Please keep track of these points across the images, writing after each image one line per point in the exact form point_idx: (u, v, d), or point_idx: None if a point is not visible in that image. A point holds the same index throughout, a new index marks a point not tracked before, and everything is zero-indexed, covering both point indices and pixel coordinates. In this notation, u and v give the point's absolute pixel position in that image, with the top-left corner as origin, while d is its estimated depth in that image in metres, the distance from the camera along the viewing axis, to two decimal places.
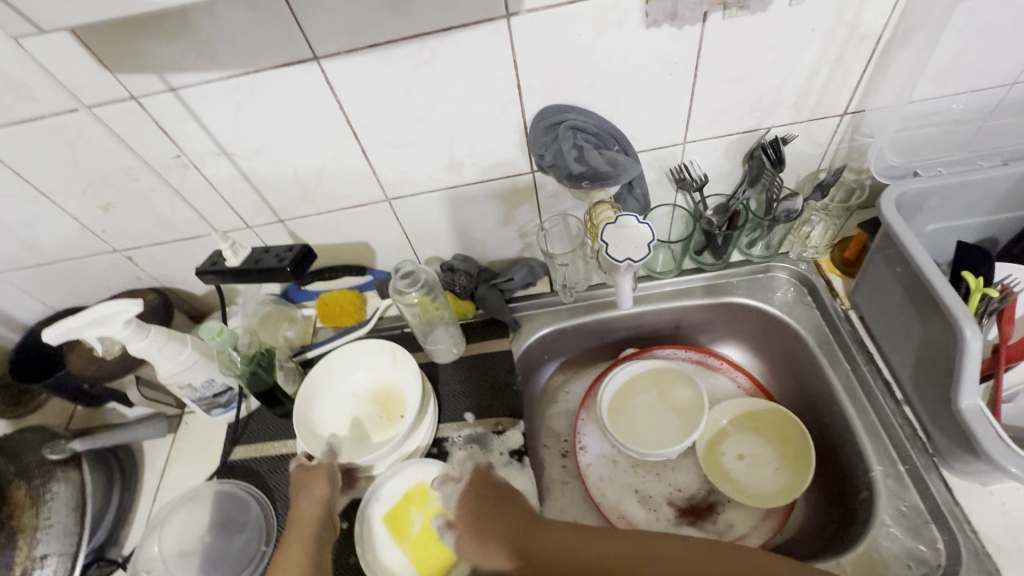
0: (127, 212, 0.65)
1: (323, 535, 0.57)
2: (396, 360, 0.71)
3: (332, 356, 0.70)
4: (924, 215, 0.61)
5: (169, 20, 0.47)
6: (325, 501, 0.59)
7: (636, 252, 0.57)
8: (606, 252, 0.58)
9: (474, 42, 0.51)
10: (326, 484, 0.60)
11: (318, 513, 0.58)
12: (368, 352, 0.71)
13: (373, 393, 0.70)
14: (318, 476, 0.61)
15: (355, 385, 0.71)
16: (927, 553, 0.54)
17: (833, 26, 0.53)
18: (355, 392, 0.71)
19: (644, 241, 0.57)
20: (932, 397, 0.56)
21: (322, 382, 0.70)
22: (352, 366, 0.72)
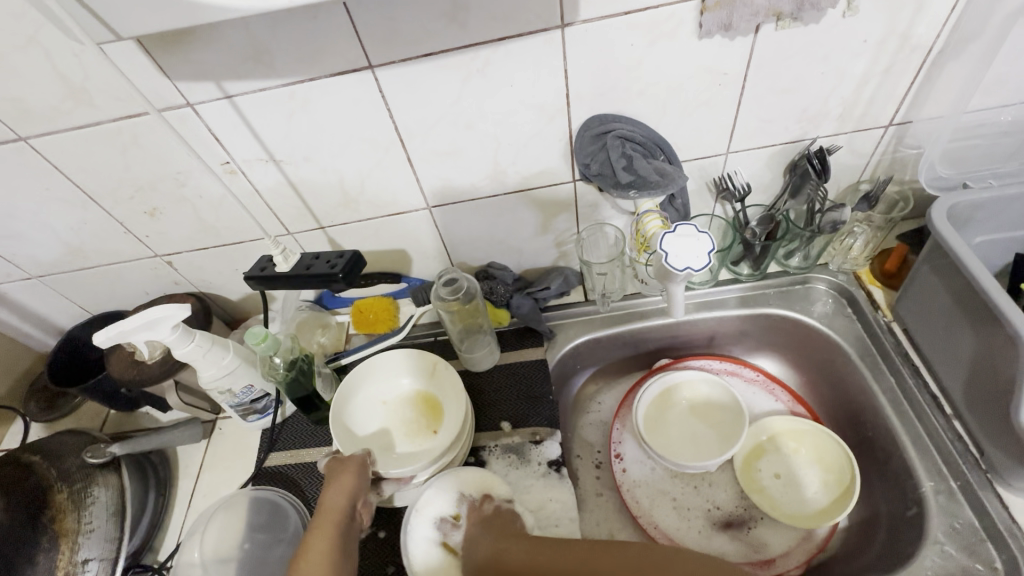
0: (172, 217, 0.66)
1: (346, 530, 0.53)
2: (434, 372, 0.71)
3: (372, 362, 0.70)
4: (973, 227, 0.60)
5: (232, 29, 0.47)
6: (353, 494, 0.56)
7: (697, 261, 0.54)
8: (665, 261, 0.54)
9: (528, 51, 0.52)
10: (355, 476, 0.57)
11: (344, 505, 0.54)
12: (406, 361, 0.71)
13: (404, 405, 0.69)
14: (348, 468, 0.58)
15: (386, 395, 0.71)
16: (984, 571, 0.53)
17: (885, 38, 0.53)
18: (385, 400, 0.70)
19: (705, 250, 0.54)
20: (986, 412, 0.56)
21: (356, 387, 0.70)
22: (389, 374, 0.71)
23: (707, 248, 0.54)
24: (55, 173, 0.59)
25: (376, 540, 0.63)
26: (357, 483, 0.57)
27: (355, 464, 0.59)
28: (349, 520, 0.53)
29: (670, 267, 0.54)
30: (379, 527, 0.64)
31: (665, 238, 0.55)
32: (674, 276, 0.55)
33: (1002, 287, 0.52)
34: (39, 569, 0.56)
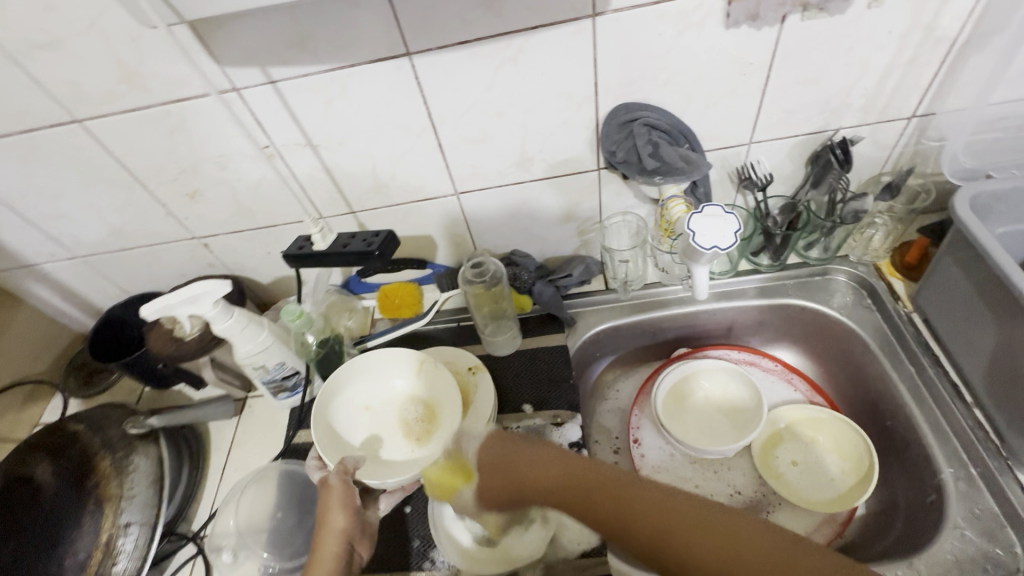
0: (212, 200, 0.69)
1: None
2: (419, 370, 0.70)
3: (354, 367, 0.70)
4: (995, 218, 0.61)
5: (280, 15, 0.50)
6: (346, 535, 0.54)
7: (723, 240, 0.55)
8: (692, 240, 0.56)
9: (560, 39, 0.54)
10: (343, 514, 0.55)
11: (339, 552, 0.53)
12: (395, 360, 0.71)
13: (390, 407, 0.69)
14: (333, 507, 0.55)
15: (368, 398, 0.70)
16: (1004, 556, 0.53)
17: (910, 29, 0.54)
18: (368, 406, 0.69)
19: (731, 230, 0.55)
20: (1010, 399, 0.56)
21: (340, 393, 0.68)
22: (373, 378, 0.71)
23: (735, 228, 0.56)
24: (105, 155, 0.62)
25: (402, 513, 0.65)
26: (347, 521, 0.55)
27: (342, 499, 0.56)
28: (345, 567, 0.52)
29: (695, 246, 0.55)
30: (404, 502, 0.66)
31: (692, 219, 0.56)
32: (700, 257, 0.57)
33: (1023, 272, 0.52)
34: (85, 530, 0.59)
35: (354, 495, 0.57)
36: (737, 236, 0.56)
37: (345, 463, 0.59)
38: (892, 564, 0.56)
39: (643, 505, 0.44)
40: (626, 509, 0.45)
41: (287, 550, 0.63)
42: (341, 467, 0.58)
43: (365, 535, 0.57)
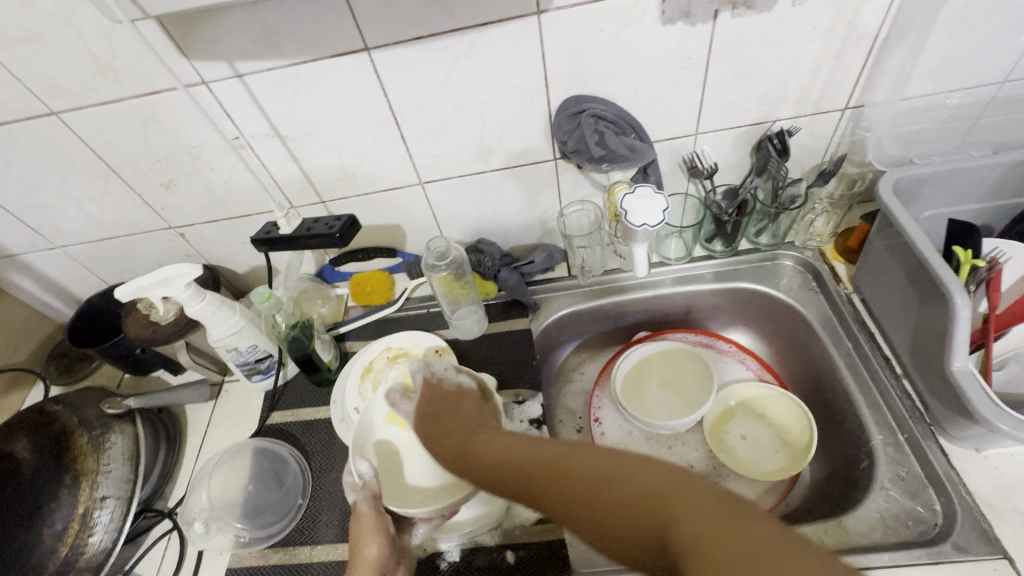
0: (186, 189, 0.72)
1: None
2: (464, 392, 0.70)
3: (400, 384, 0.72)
4: (920, 202, 0.66)
5: (243, 12, 0.53)
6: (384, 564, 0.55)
7: (653, 218, 0.61)
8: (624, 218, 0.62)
9: (509, 35, 0.57)
10: (379, 542, 0.56)
11: None
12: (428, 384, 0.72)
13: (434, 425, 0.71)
14: (367, 537, 0.56)
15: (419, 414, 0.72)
16: (925, 513, 0.57)
17: (834, 25, 0.58)
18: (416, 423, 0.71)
19: (660, 210, 0.61)
20: (927, 369, 0.60)
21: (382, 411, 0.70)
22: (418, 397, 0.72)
23: (662, 207, 0.61)
24: (82, 146, 0.65)
25: None
26: (381, 549, 0.56)
27: (376, 525, 0.58)
28: None
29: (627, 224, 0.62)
30: None
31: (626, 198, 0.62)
32: (635, 233, 0.63)
33: (945, 260, 0.55)
34: (62, 503, 0.61)
35: (385, 522, 0.59)
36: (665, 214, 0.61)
37: (368, 490, 0.60)
38: (825, 524, 0.60)
39: (535, 468, 0.47)
40: (523, 471, 0.48)
41: (258, 521, 0.66)
42: (367, 492, 0.60)
43: (401, 562, 0.57)
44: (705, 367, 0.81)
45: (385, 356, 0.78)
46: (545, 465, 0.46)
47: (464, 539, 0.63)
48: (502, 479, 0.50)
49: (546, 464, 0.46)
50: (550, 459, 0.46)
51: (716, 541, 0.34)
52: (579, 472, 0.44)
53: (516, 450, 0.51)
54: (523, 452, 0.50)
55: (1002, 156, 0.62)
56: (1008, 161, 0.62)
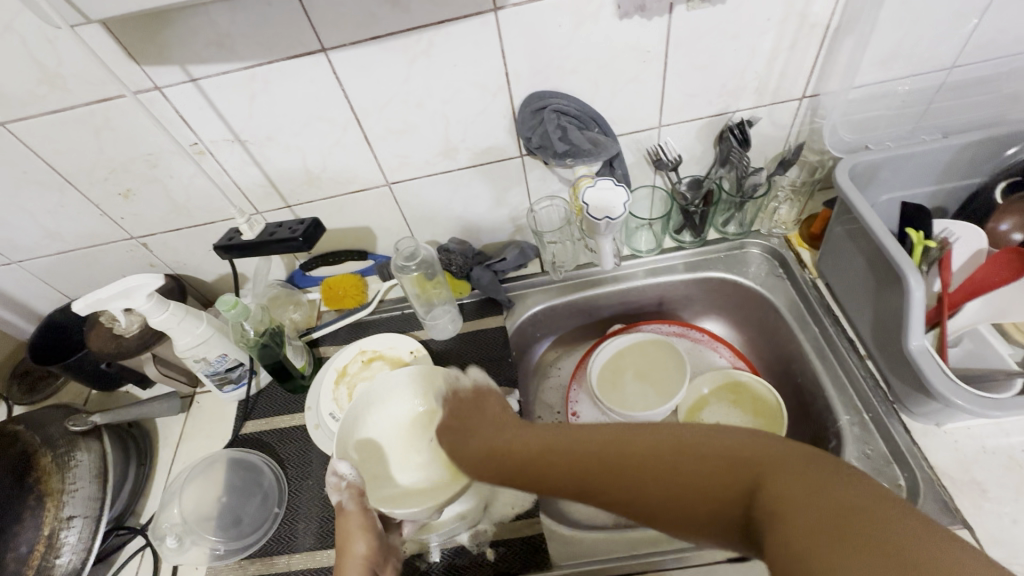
0: (146, 197, 0.70)
1: None
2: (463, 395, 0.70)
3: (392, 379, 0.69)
4: (877, 186, 0.68)
5: (193, 15, 0.52)
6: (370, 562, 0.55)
7: (613, 210, 0.65)
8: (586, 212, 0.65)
9: (467, 32, 0.57)
10: (365, 540, 0.56)
11: None
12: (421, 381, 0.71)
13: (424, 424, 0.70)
14: (353, 536, 0.56)
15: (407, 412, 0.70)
16: (890, 489, 0.59)
17: (787, 16, 0.59)
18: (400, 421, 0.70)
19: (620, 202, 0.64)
20: (888, 350, 0.62)
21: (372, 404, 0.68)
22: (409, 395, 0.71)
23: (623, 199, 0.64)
24: (32, 157, 0.63)
25: None
26: (368, 546, 0.56)
27: (363, 522, 0.57)
28: None
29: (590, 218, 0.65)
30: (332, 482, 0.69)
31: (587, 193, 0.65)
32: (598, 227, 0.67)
33: (899, 244, 0.56)
34: (26, 525, 0.59)
35: (373, 519, 0.58)
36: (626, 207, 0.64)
37: (355, 488, 0.59)
38: None
39: (593, 458, 0.49)
40: (580, 463, 0.50)
41: (232, 532, 0.65)
42: (355, 491, 0.59)
43: (390, 558, 0.57)
44: (678, 358, 0.82)
45: (360, 360, 0.78)
46: (606, 453, 0.49)
47: (444, 539, 0.63)
48: (557, 477, 0.51)
49: (608, 453, 0.48)
50: (598, 446, 0.49)
51: (798, 498, 0.36)
52: (647, 450, 0.46)
53: (563, 444, 0.52)
54: (573, 445, 0.52)
55: (952, 139, 0.64)
56: (958, 144, 0.64)
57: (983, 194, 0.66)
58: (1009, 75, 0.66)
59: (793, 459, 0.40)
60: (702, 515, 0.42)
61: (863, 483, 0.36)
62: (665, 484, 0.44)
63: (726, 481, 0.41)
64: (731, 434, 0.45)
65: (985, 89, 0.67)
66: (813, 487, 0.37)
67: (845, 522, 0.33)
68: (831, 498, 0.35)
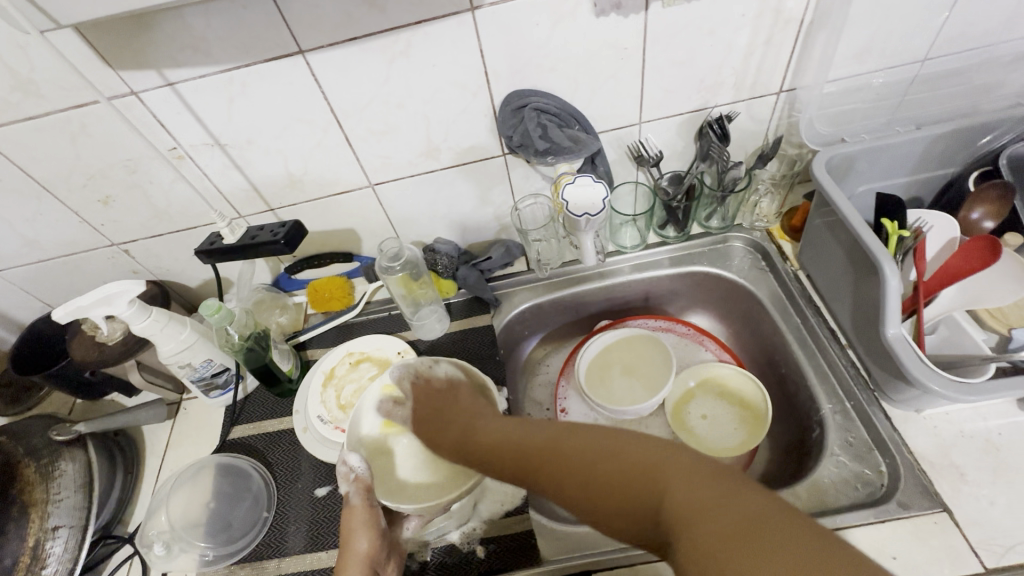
0: (126, 203, 0.69)
1: None
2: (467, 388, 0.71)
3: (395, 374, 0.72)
4: (854, 178, 0.69)
5: (168, 18, 0.52)
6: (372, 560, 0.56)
7: (593, 207, 0.66)
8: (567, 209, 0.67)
9: (445, 32, 0.57)
10: (367, 537, 0.57)
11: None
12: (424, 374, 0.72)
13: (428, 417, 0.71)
14: (356, 531, 0.57)
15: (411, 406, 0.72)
16: (872, 475, 0.60)
17: (761, 12, 0.60)
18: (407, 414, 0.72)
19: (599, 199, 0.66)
20: (868, 339, 0.63)
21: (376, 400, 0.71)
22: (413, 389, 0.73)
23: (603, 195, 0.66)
24: (7, 165, 0.62)
25: (336, 494, 0.68)
26: (371, 544, 0.57)
27: (367, 519, 0.58)
28: None
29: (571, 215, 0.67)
30: (322, 485, 0.69)
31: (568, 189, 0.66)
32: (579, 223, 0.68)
33: (874, 234, 0.57)
34: (10, 537, 0.59)
35: (377, 516, 0.59)
36: (604, 204, 0.66)
37: (362, 482, 0.61)
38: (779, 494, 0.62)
39: (534, 450, 0.52)
40: (527, 455, 0.53)
41: (221, 538, 0.65)
42: (362, 485, 0.61)
43: (392, 556, 0.58)
44: (664, 353, 0.82)
45: (347, 362, 0.78)
46: (544, 447, 0.52)
47: (434, 537, 0.63)
48: (503, 466, 0.55)
49: (546, 448, 0.51)
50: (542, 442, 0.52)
51: (699, 511, 0.39)
52: (580, 450, 0.49)
53: (511, 438, 0.56)
54: (527, 437, 0.54)
55: (926, 131, 0.65)
56: (931, 135, 0.65)
57: (956, 183, 0.67)
58: (980, 67, 0.67)
59: (705, 471, 0.42)
60: (618, 519, 0.45)
61: (764, 501, 0.38)
62: (589, 485, 0.47)
63: (644, 492, 0.44)
64: (662, 442, 0.47)
65: (957, 81, 0.69)
66: (716, 503, 0.39)
67: (737, 540, 0.36)
68: (721, 511, 0.38)
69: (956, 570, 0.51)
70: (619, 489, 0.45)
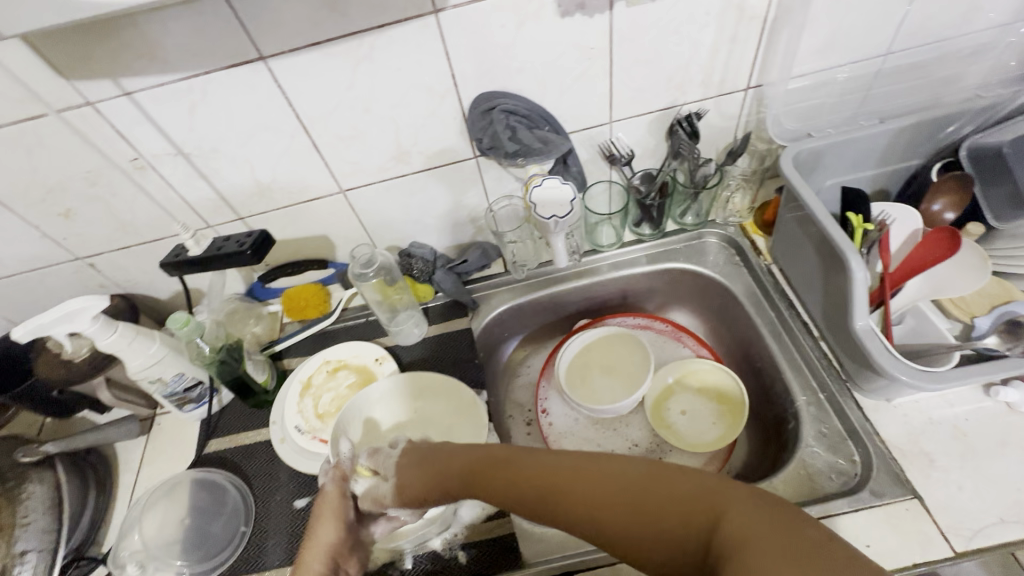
0: (88, 216, 0.68)
1: None
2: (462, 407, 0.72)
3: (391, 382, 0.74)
4: (821, 172, 0.70)
5: (121, 25, 0.50)
6: (331, 554, 0.55)
7: (561, 210, 0.69)
8: (534, 211, 0.69)
9: (409, 35, 0.57)
10: (331, 529, 0.57)
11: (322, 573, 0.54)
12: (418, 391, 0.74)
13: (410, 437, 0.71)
14: (322, 522, 0.57)
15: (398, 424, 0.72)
16: (845, 464, 0.61)
17: (725, 10, 0.61)
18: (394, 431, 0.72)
19: (569, 199, 0.68)
20: (838, 331, 0.64)
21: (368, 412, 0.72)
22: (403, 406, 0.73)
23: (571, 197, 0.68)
24: None
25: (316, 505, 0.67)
26: (335, 536, 0.56)
27: (336, 510, 0.58)
28: None
29: (538, 217, 0.69)
30: (301, 497, 0.68)
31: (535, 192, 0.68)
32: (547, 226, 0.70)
33: (840, 227, 0.58)
34: None
35: (347, 508, 0.59)
36: (573, 204, 0.69)
37: (338, 473, 0.61)
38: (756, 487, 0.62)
39: (551, 478, 0.44)
40: (535, 481, 0.45)
41: (197, 555, 0.64)
42: (339, 477, 0.61)
43: (354, 553, 0.57)
44: (642, 351, 0.83)
45: (324, 370, 0.77)
46: (561, 477, 0.44)
47: (415, 545, 0.62)
48: (511, 496, 0.47)
49: (564, 476, 0.44)
50: (554, 465, 0.45)
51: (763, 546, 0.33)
52: (605, 473, 0.42)
53: (514, 458, 0.48)
54: (534, 460, 0.47)
55: (889, 124, 0.66)
56: (894, 128, 0.66)
57: (921, 174, 0.69)
58: (940, 60, 0.68)
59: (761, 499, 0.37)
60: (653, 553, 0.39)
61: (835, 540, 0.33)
62: (626, 514, 0.40)
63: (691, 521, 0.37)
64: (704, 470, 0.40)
65: (919, 74, 0.70)
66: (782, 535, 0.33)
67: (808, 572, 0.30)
68: (799, 543, 0.32)
69: (927, 555, 0.52)
70: (661, 519, 0.38)
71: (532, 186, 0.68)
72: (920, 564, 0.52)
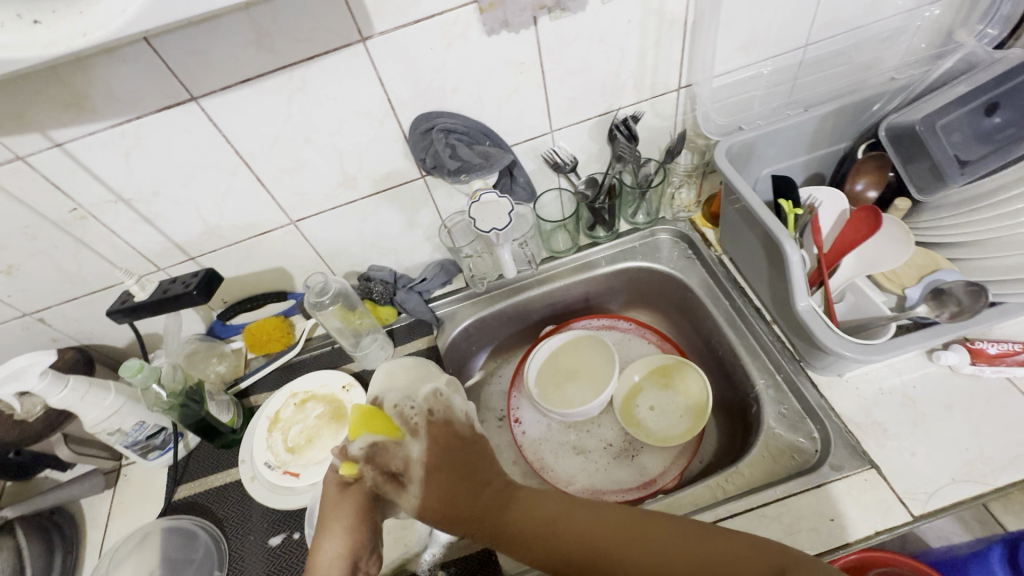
0: (31, 272, 0.66)
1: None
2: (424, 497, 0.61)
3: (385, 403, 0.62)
4: (755, 162, 0.73)
5: (40, 78, 0.50)
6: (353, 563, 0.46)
7: (498, 222, 0.69)
8: (475, 225, 0.69)
9: (339, 65, 0.58)
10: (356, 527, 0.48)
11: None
12: None
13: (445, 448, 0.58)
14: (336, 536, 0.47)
15: None
16: (806, 443, 0.63)
17: (645, 16, 0.63)
18: None
19: (505, 212, 0.69)
20: (786, 314, 0.66)
21: None
22: None
23: (507, 210, 0.69)
24: None
25: (293, 541, 0.66)
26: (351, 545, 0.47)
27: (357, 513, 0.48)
28: None
29: (479, 231, 0.69)
30: (275, 535, 0.67)
31: (473, 206, 0.69)
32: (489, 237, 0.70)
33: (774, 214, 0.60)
34: None
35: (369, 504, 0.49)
36: (511, 216, 0.69)
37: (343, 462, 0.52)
38: (724, 473, 0.64)
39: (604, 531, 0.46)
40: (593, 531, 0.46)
41: None
42: (331, 472, 0.51)
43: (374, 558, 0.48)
44: (607, 354, 0.83)
45: (292, 403, 0.76)
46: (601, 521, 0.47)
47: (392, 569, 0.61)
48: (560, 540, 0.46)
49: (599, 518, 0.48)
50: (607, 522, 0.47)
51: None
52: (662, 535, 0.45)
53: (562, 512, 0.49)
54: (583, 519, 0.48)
55: (814, 111, 0.69)
56: (819, 114, 0.70)
57: (849, 155, 0.73)
58: (856, 47, 0.72)
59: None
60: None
61: None
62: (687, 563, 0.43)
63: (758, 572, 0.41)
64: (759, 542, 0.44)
65: (838, 62, 0.73)
66: None
67: None
68: None
69: (889, 522, 0.54)
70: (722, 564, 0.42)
71: (474, 201, 0.69)
72: (883, 532, 0.53)
